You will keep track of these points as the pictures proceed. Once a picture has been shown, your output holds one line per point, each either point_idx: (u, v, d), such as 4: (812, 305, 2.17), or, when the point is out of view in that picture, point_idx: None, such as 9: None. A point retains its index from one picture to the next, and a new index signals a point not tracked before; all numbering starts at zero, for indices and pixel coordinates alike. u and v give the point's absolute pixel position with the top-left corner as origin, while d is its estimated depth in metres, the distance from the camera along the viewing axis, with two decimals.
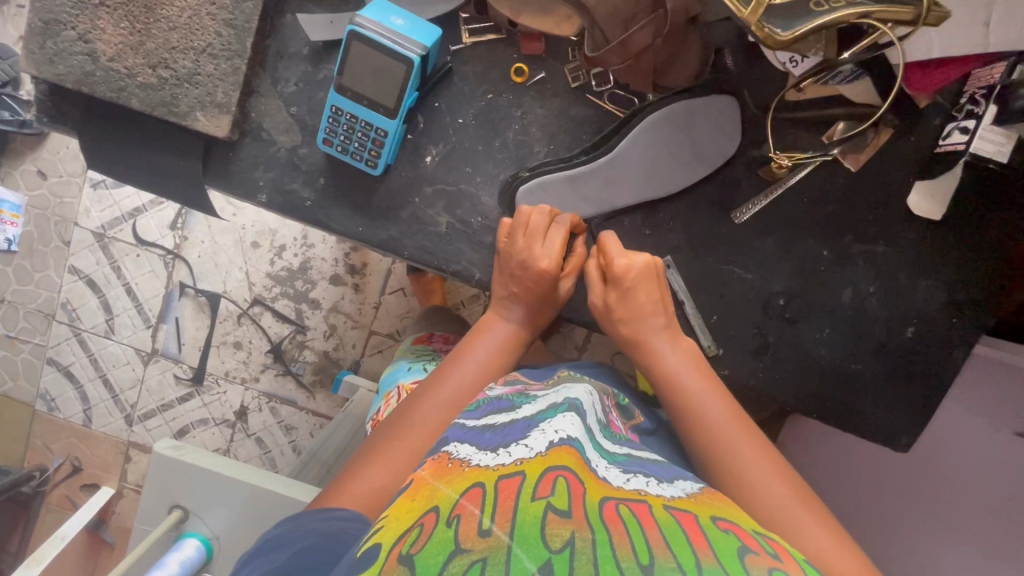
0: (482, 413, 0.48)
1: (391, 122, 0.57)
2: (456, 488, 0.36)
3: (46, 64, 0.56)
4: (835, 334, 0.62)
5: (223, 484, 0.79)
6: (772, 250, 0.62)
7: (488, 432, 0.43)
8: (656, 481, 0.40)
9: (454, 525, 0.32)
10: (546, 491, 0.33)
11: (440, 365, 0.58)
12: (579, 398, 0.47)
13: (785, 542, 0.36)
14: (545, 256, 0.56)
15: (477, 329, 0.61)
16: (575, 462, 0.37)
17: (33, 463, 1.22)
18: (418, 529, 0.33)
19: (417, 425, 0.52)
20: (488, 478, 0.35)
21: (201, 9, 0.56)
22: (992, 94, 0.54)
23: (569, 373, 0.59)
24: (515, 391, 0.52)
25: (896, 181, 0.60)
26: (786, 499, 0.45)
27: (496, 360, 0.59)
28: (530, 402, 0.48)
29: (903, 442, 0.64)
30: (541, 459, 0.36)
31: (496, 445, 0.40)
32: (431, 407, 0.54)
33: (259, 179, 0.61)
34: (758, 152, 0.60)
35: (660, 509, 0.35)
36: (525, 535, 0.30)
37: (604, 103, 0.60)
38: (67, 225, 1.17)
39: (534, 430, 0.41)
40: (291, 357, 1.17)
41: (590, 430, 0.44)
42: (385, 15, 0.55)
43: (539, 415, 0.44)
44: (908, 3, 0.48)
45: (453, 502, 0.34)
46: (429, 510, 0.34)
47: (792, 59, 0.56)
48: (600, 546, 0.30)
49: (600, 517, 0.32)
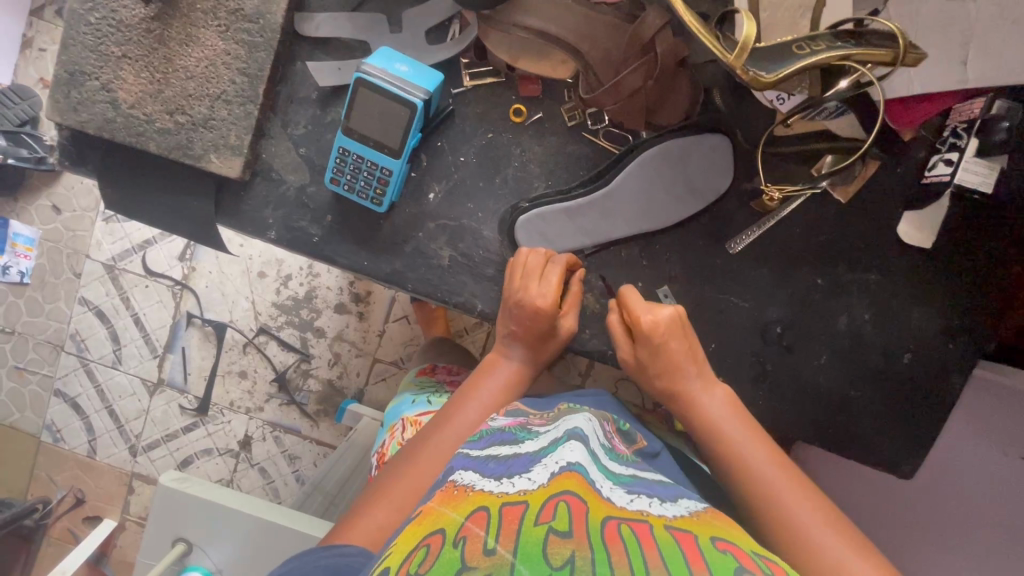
0: (485, 444, 0.48)
1: (395, 161, 0.60)
2: (461, 510, 0.36)
3: (70, 111, 0.59)
4: (833, 360, 0.63)
5: (226, 516, 0.79)
6: (767, 279, 0.63)
7: (492, 461, 0.43)
8: (659, 501, 0.40)
9: (460, 545, 0.33)
10: (549, 515, 0.34)
11: (449, 402, 0.59)
12: (580, 426, 0.47)
13: (784, 564, 0.36)
14: (540, 296, 0.57)
15: (480, 369, 0.62)
16: (576, 485, 0.37)
17: (37, 495, 1.22)
18: (424, 549, 0.34)
19: (423, 460, 0.53)
20: (492, 502, 0.36)
21: (218, 59, 0.60)
22: (974, 128, 0.57)
23: (569, 404, 0.58)
24: (517, 423, 0.52)
25: (884, 213, 0.62)
26: (842, 548, 0.45)
27: (500, 396, 0.59)
28: (533, 437, 0.47)
29: (905, 466, 0.64)
30: (544, 488, 0.37)
31: (500, 474, 0.40)
32: (433, 445, 0.54)
33: (269, 217, 0.63)
34: (749, 186, 0.62)
35: (661, 530, 0.35)
36: (528, 554, 0.31)
37: (599, 140, 0.63)
38: (80, 258, 1.19)
39: (537, 464, 0.40)
40: (296, 387, 1.18)
41: (594, 454, 0.44)
42: (390, 62, 0.58)
43: (541, 451, 0.43)
44: (886, 46, 0.51)
45: (459, 525, 0.35)
46: (435, 532, 0.35)
47: (779, 97, 0.59)
48: (599, 564, 0.31)
49: (601, 537, 0.33)
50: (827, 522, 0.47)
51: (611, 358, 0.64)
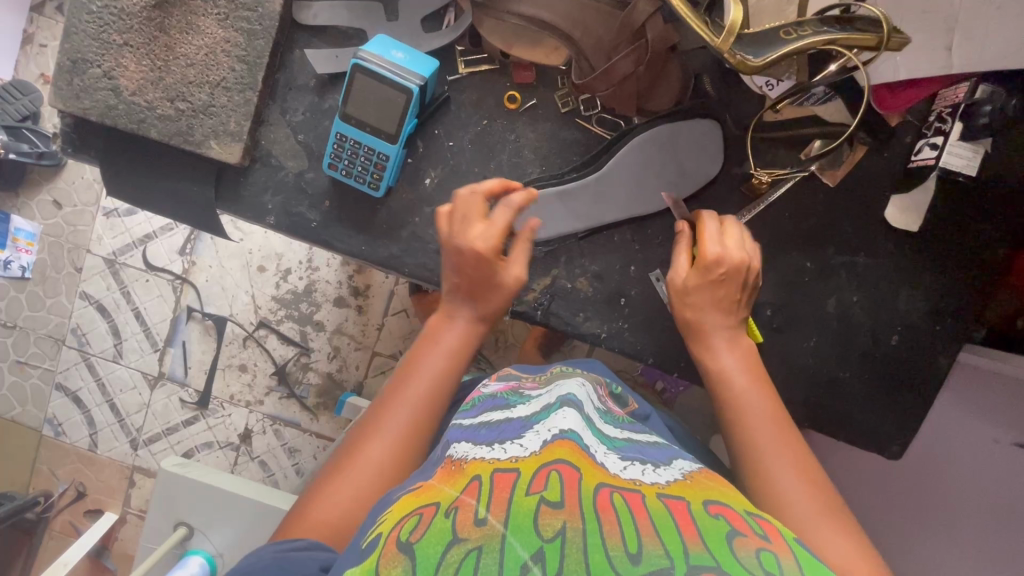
0: (478, 412, 0.49)
1: (392, 147, 0.61)
2: (456, 485, 0.37)
3: (72, 99, 0.61)
4: (821, 344, 0.65)
5: (225, 501, 0.81)
6: (757, 263, 0.64)
7: (484, 429, 0.44)
8: (652, 467, 0.41)
9: (452, 516, 0.34)
10: (540, 486, 0.35)
11: (399, 374, 0.56)
12: (574, 393, 0.48)
13: (776, 521, 0.37)
14: (482, 238, 0.57)
15: (424, 337, 0.58)
16: (569, 454, 0.38)
17: (39, 488, 1.23)
18: (418, 518, 0.35)
19: (377, 442, 0.51)
20: (484, 472, 0.37)
21: (218, 47, 0.61)
22: (958, 113, 0.58)
23: (562, 369, 0.59)
24: (509, 388, 0.53)
25: (872, 197, 0.63)
26: (805, 501, 0.46)
27: (450, 363, 0.57)
28: (525, 402, 0.49)
29: (893, 448, 0.65)
30: (535, 458, 0.38)
31: (492, 440, 0.42)
32: (387, 425, 0.52)
33: (268, 203, 0.64)
34: (740, 170, 0.63)
35: (653, 498, 0.36)
36: (518, 524, 0.32)
37: (592, 127, 0.64)
38: (81, 252, 1.21)
39: (528, 430, 0.42)
40: (296, 380, 1.19)
41: (588, 418, 0.45)
42: (386, 50, 0.59)
43: (533, 416, 0.44)
44: (871, 31, 0.52)
45: (453, 497, 0.36)
46: (430, 504, 0.36)
47: (768, 82, 0.60)
48: (589, 534, 0.31)
49: (592, 506, 0.33)
50: (799, 473, 0.48)
51: (604, 342, 0.65)
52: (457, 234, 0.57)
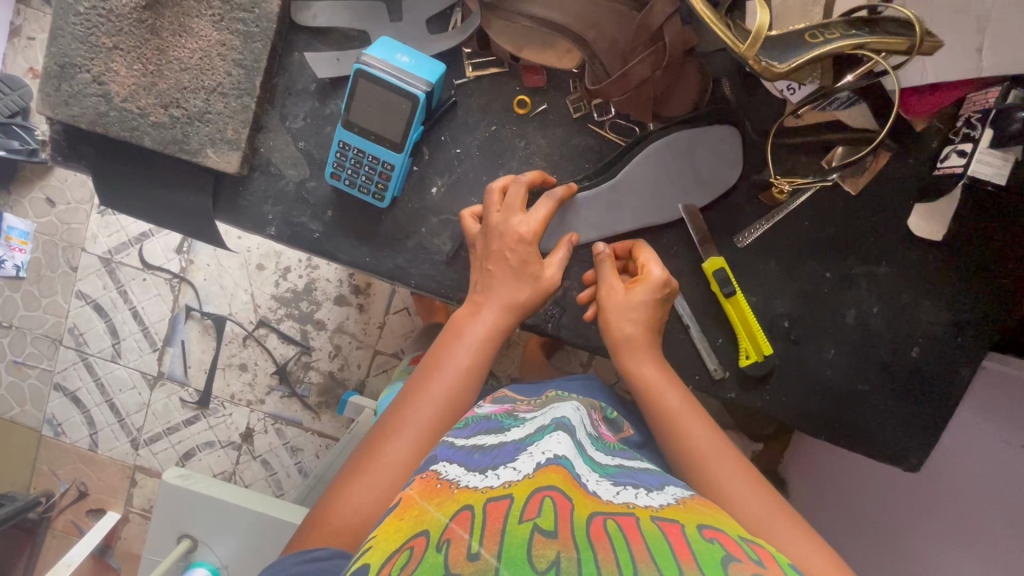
0: (471, 432, 0.45)
1: (398, 156, 0.58)
2: (445, 511, 0.33)
3: (61, 105, 0.58)
4: (841, 355, 0.63)
5: (228, 511, 0.79)
6: (776, 273, 0.62)
7: (477, 453, 0.40)
8: (645, 491, 0.39)
9: (443, 550, 0.30)
10: (534, 512, 0.32)
11: (420, 370, 0.54)
12: (567, 416, 0.45)
13: (769, 547, 0.34)
14: (524, 223, 0.56)
15: (447, 332, 0.56)
16: (562, 480, 0.34)
17: (40, 489, 1.22)
18: (408, 552, 0.31)
19: (397, 441, 0.50)
20: (477, 501, 0.33)
21: (213, 50, 0.58)
22: (988, 118, 0.55)
23: (557, 393, 0.56)
24: (504, 411, 0.50)
25: (894, 204, 0.61)
26: (763, 509, 0.46)
27: (472, 361, 0.54)
28: (518, 425, 0.46)
29: (913, 459, 0.64)
30: (529, 481, 0.34)
31: (485, 466, 0.38)
32: (407, 425, 0.51)
33: (268, 213, 0.62)
34: (758, 177, 0.61)
35: (647, 521, 0.33)
36: (512, 558, 0.29)
37: (604, 132, 0.61)
38: (75, 251, 1.18)
39: (522, 452, 0.38)
40: (296, 378, 1.17)
41: (580, 444, 0.42)
42: (391, 53, 0.56)
43: (528, 438, 0.41)
44: (903, 34, 0.49)
45: (443, 526, 0.32)
46: (419, 533, 0.32)
47: (789, 87, 0.58)
48: (585, 564, 0.29)
49: (586, 536, 0.31)
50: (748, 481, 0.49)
51: None
52: (499, 223, 0.56)
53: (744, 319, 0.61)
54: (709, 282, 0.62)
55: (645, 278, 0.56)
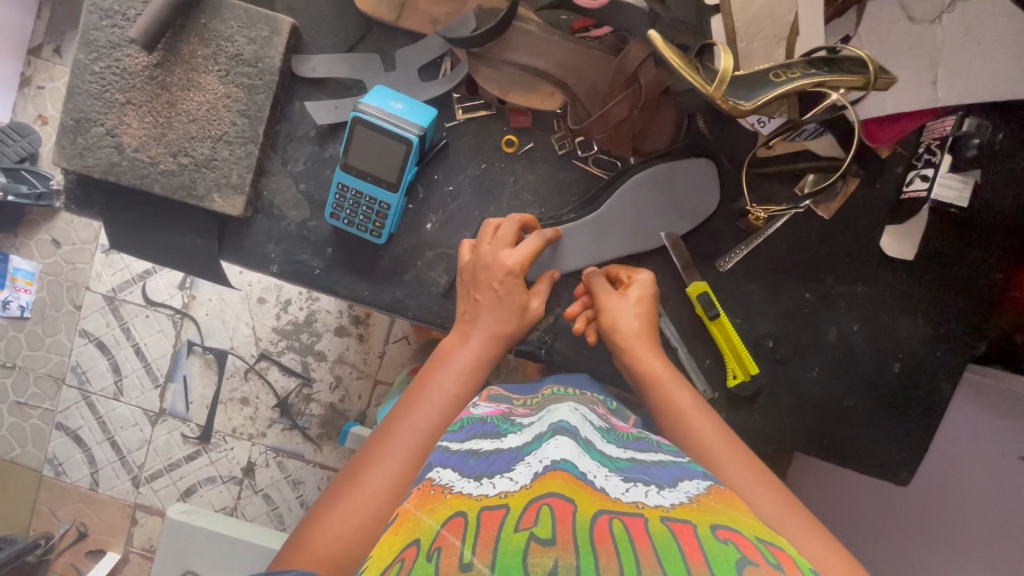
0: (466, 436, 0.47)
1: (393, 196, 0.62)
2: (437, 518, 0.35)
3: (76, 157, 0.61)
4: (825, 373, 0.65)
5: (231, 546, 0.80)
6: (758, 296, 0.65)
7: (472, 459, 0.42)
8: (657, 489, 0.38)
9: (434, 559, 0.31)
10: (530, 521, 0.32)
11: (405, 398, 0.55)
12: (564, 419, 0.44)
13: (790, 550, 0.34)
14: (512, 255, 0.59)
15: (434, 359, 0.58)
16: (561, 485, 0.34)
17: (39, 530, 1.22)
18: (399, 564, 0.32)
19: (380, 466, 0.50)
20: (470, 508, 0.34)
21: (218, 102, 0.62)
22: (946, 145, 0.59)
23: (553, 390, 0.57)
24: (499, 413, 0.51)
25: (867, 228, 0.64)
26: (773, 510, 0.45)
27: (456, 391, 0.55)
28: (516, 431, 0.46)
29: (904, 472, 0.65)
30: (526, 492, 0.35)
31: (479, 473, 0.39)
32: (392, 449, 0.51)
33: (271, 251, 0.65)
34: (735, 205, 0.64)
35: (656, 523, 0.33)
36: (506, 565, 0.29)
37: (588, 167, 0.65)
38: (80, 291, 1.21)
39: (518, 463, 0.39)
40: (298, 411, 1.18)
41: (586, 442, 0.42)
42: (386, 101, 0.60)
43: (525, 447, 0.41)
44: (858, 73, 0.53)
45: (435, 534, 0.33)
46: (411, 543, 0.33)
47: (760, 120, 0.61)
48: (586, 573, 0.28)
49: (588, 538, 0.30)
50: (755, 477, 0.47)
51: (608, 378, 0.66)
52: (488, 255, 0.59)
53: (729, 340, 0.64)
54: (694, 305, 0.64)
55: (640, 284, 0.59)
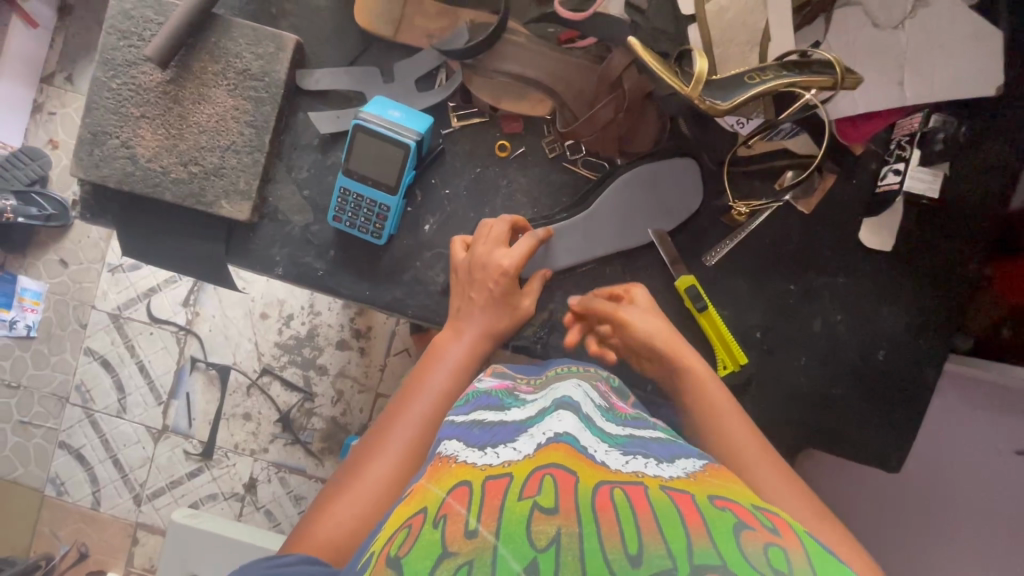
0: (471, 407, 0.48)
1: (392, 198, 0.65)
2: (443, 487, 0.36)
3: (92, 168, 0.65)
4: (812, 362, 0.67)
5: (233, 552, 0.81)
6: (744, 289, 0.68)
7: (476, 429, 0.43)
8: (655, 462, 0.39)
9: (440, 527, 0.31)
10: (533, 490, 0.33)
11: (403, 391, 0.58)
12: (569, 395, 0.46)
13: (786, 515, 0.35)
14: (506, 256, 0.61)
15: (430, 354, 0.60)
16: (564, 457, 0.36)
17: (40, 552, 1.22)
18: (407, 531, 0.33)
19: (379, 456, 0.52)
20: (475, 477, 0.35)
21: (227, 113, 0.65)
22: (915, 141, 0.63)
23: (559, 369, 0.58)
24: (503, 387, 0.53)
25: (845, 222, 0.67)
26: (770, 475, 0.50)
27: (451, 383, 0.57)
28: (519, 405, 0.47)
29: (892, 460, 0.67)
30: (530, 460, 0.36)
31: (484, 443, 0.40)
32: (390, 440, 0.53)
33: (276, 255, 0.68)
34: (719, 202, 0.67)
35: (656, 491, 0.34)
36: (511, 533, 0.30)
37: (578, 168, 0.68)
38: (87, 308, 1.24)
39: (523, 433, 0.40)
40: (300, 426, 1.20)
41: (587, 417, 0.43)
42: (384, 109, 0.64)
43: (529, 420, 0.43)
44: (827, 74, 0.57)
45: (441, 502, 0.34)
46: (418, 512, 0.34)
47: (739, 121, 0.65)
48: (588, 539, 0.29)
49: (590, 507, 0.31)
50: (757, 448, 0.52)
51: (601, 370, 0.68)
52: (484, 256, 0.62)
53: (718, 332, 0.66)
54: (682, 299, 0.67)
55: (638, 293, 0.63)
